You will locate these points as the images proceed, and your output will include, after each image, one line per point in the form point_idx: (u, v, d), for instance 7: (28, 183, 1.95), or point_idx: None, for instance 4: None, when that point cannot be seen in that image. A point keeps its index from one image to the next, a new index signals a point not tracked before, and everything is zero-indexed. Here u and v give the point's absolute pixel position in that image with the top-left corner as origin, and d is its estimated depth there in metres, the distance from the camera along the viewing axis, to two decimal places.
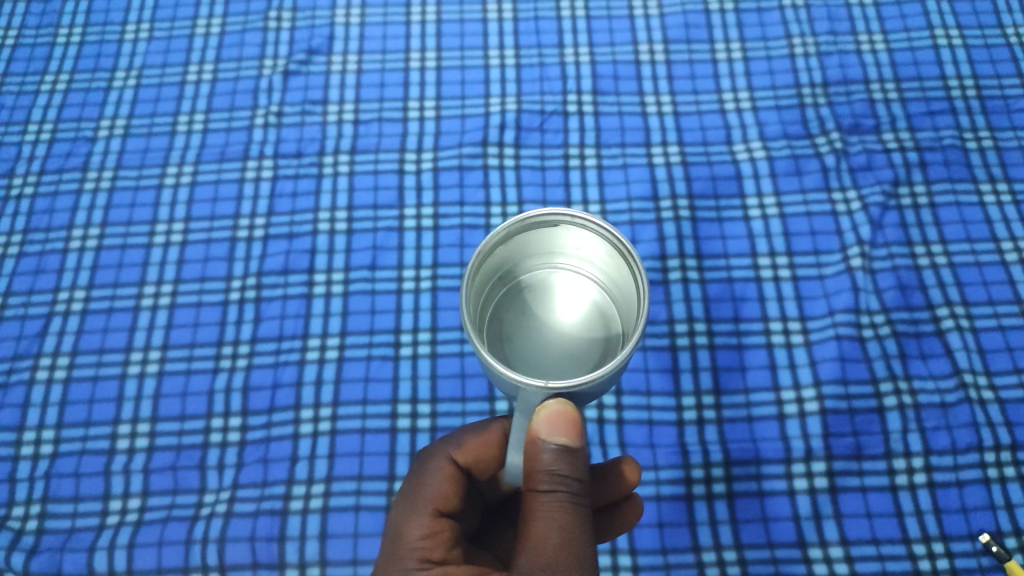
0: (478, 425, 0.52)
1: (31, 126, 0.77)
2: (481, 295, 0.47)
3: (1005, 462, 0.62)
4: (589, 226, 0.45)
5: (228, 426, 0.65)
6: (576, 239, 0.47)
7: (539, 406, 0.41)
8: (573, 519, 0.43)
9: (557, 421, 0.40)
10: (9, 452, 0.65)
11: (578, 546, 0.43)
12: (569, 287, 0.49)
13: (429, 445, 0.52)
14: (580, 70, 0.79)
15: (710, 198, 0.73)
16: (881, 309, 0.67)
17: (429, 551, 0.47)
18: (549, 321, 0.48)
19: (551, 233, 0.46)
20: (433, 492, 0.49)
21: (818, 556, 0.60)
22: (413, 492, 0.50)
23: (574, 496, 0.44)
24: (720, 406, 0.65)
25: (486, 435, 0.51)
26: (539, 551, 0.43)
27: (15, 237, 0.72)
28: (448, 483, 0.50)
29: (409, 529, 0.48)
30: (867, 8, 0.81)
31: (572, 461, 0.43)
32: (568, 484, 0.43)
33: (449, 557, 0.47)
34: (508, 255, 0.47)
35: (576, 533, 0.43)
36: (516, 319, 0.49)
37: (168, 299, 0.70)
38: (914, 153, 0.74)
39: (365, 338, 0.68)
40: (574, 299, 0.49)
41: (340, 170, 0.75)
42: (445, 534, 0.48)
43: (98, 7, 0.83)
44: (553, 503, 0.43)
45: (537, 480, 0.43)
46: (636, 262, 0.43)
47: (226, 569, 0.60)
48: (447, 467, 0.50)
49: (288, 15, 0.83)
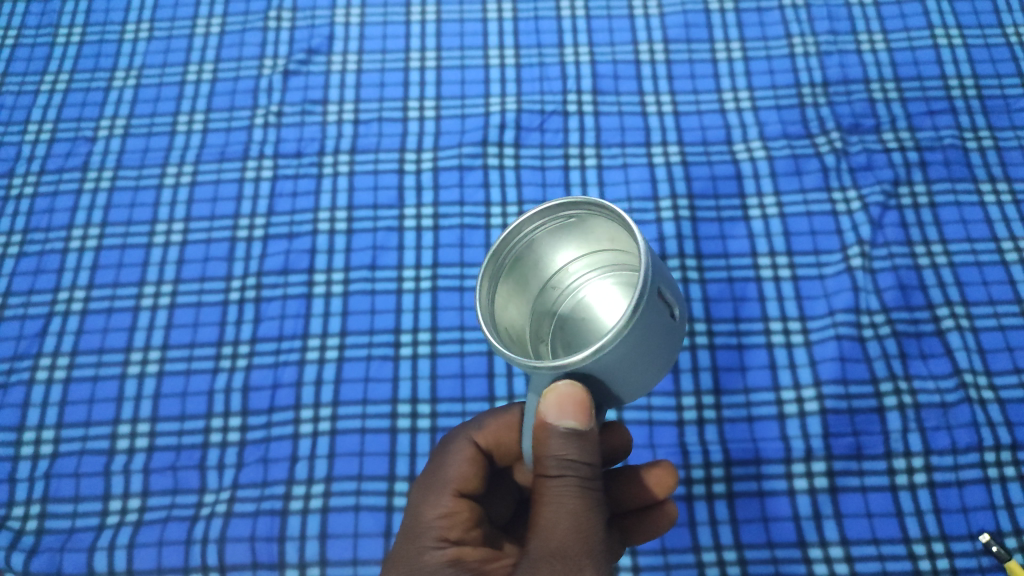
0: (498, 409, 0.53)
1: (31, 125, 0.77)
2: (514, 304, 0.48)
3: (1006, 462, 0.62)
4: (595, 212, 0.44)
5: (228, 426, 0.65)
6: (601, 229, 0.46)
7: (549, 387, 0.41)
8: (583, 503, 0.43)
9: (566, 403, 0.40)
10: (9, 452, 0.65)
11: (588, 531, 0.43)
12: (608, 285, 0.48)
13: (451, 430, 0.53)
14: (580, 70, 0.79)
15: (710, 198, 0.73)
16: (882, 309, 0.67)
17: (447, 530, 0.48)
18: (596, 324, 0.48)
19: (574, 227, 0.46)
20: (453, 472, 0.50)
21: (818, 556, 0.60)
22: (433, 475, 0.51)
23: (583, 481, 0.43)
24: (721, 405, 0.65)
25: (507, 417, 0.52)
26: (549, 536, 0.43)
27: (16, 237, 0.72)
28: (468, 465, 0.51)
29: (428, 509, 0.49)
30: (867, 7, 0.81)
31: (581, 444, 0.43)
32: (577, 468, 0.43)
33: (467, 538, 0.48)
34: (538, 257, 0.47)
35: (586, 518, 0.43)
36: (575, 326, 0.49)
37: (168, 299, 0.70)
38: (914, 153, 0.74)
39: (365, 338, 0.68)
40: (608, 296, 0.48)
41: (340, 169, 0.75)
42: (463, 514, 0.48)
43: (98, 7, 0.83)
44: (562, 488, 0.43)
45: (545, 466, 0.43)
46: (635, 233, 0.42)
47: (227, 568, 0.60)
48: (467, 449, 0.51)
49: (288, 15, 0.82)
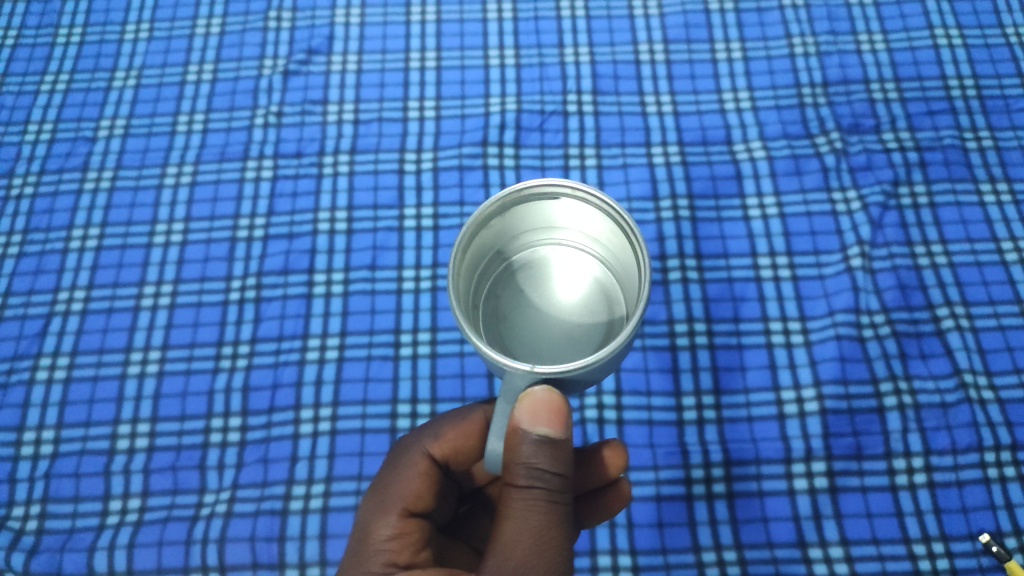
0: (456, 414, 0.52)
1: (31, 126, 0.77)
2: (475, 273, 0.49)
3: (1005, 462, 0.62)
4: (590, 200, 0.46)
5: (228, 426, 0.65)
6: (576, 208, 0.47)
7: (524, 393, 0.41)
8: (549, 518, 0.44)
9: (540, 409, 0.41)
10: (9, 452, 0.65)
11: (550, 551, 0.43)
12: (571, 262, 0.50)
13: (406, 436, 0.52)
14: (580, 70, 0.79)
15: (710, 198, 0.73)
16: (881, 309, 0.67)
17: (396, 554, 0.48)
18: (549, 301, 0.50)
19: (553, 204, 0.47)
20: (405, 490, 0.50)
21: (818, 556, 0.60)
22: (383, 489, 0.50)
23: (550, 493, 0.44)
24: (720, 405, 0.65)
25: (464, 425, 0.51)
26: (509, 553, 0.43)
27: (16, 237, 0.73)
28: (421, 480, 0.50)
29: (377, 528, 0.49)
30: (867, 7, 0.81)
31: (552, 454, 0.43)
32: (545, 479, 0.43)
33: (416, 560, 0.48)
34: (506, 228, 0.49)
35: (550, 535, 0.44)
36: (513, 295, 0.50)
37: (168, 299, 0.70)
38: (914, 152, 0.74)
39: (365, 338, 0.68)
40: (575, 279, 0.50)
41: (340, 169, 0.75)
42: (413, 535, 0.49)
43: (98, 7, 0.83)
44: (529, 500, 0.43)
45: (514, 474, 0.43)
46: (636, 237, 0.44)
47: (226, 568, 0.60)
48: (421, 462, 0.50)
49: (288, 15, 0.83)
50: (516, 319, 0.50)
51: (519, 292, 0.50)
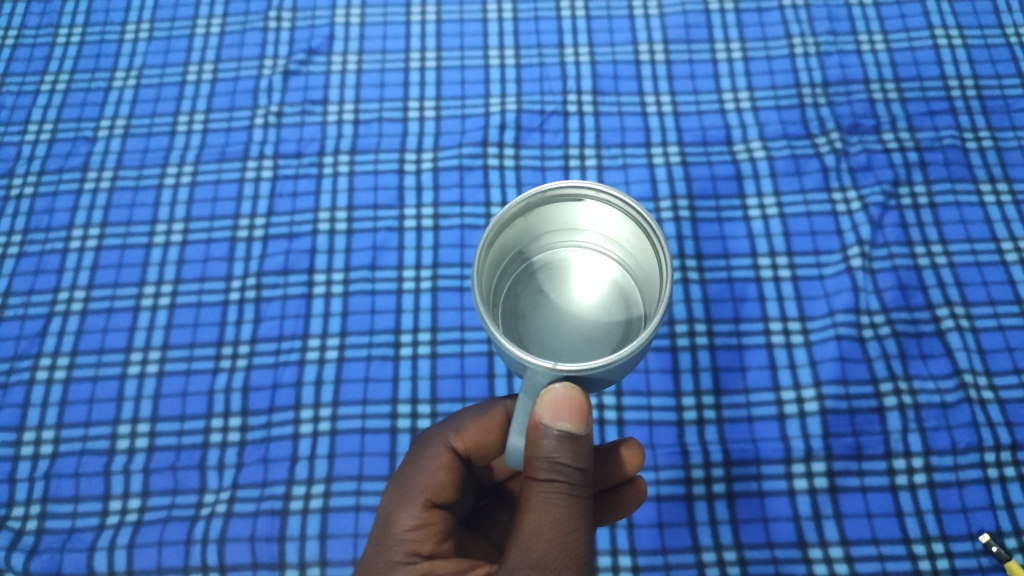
0: (478, 408, 0.52)
1: (31, 125, 0.77)
2: (496, 272, 0.48)
3: (1005, 462, 0.62)
4: (613, 202, 0.46)
5: (228, 426, 0.65)
6: (599, 209, 0.47)
7: (544, 389, 0.42)
8: (570, 512, 0.43)
9: (561, 405, 0.41)
10: (9, 452, 0.65)
11: (571, 543, 0.43)
12: (590, 264, 0.50)
13: (428, 429, 0.52)
14: (580, 70, 0.79)
15: (710, 198, 0.73)
16: (882, 309, 0.67)
17: (418, 544, 0.47)
18: (567, 301, 0.50)
19: (576, 205, 0.47)
20: (427, 481, 0.49)
21: (818, 556, 0.60)
22: (406, 481, 0.50)
23: (572, 488, 0.43)
24: (720, 406, 0.65)
25: (486, 419, 0.51)
26: (529, 546, 0.42)
27: (15, 237, 0.72)
28: (444, 472, 0.50)
29: (399, 519, 0.48)
30: (867, 7, 0.81)
31: (574, 449, 0.43)
32: (567, 473, 0.43)
33: (439, 551, 0.48)
34: (528, 228, 0.49)
35: (571, 529, 0.43)
36: (531, 295, 0.50)
37: (168, 299, 0.70)
38: (914, 153, 0.74)
39: (365, 338, 0.68)
40: (594, 280, 0.50)
41: (340, 169, 0.74)
42: (436, 526, 0.48)
43: (98, 7, 0.83)
44: (550, 494, 0.43)
45: (535, 468, 0.43)
46: (658, 239, 0.44)
47: (226, 568, 0.60)
48: (444, 455, 0.50)
49: (288, 15, 0.82)
50: (535, 319, 0.49)
51: (538, 293, 0.50)
